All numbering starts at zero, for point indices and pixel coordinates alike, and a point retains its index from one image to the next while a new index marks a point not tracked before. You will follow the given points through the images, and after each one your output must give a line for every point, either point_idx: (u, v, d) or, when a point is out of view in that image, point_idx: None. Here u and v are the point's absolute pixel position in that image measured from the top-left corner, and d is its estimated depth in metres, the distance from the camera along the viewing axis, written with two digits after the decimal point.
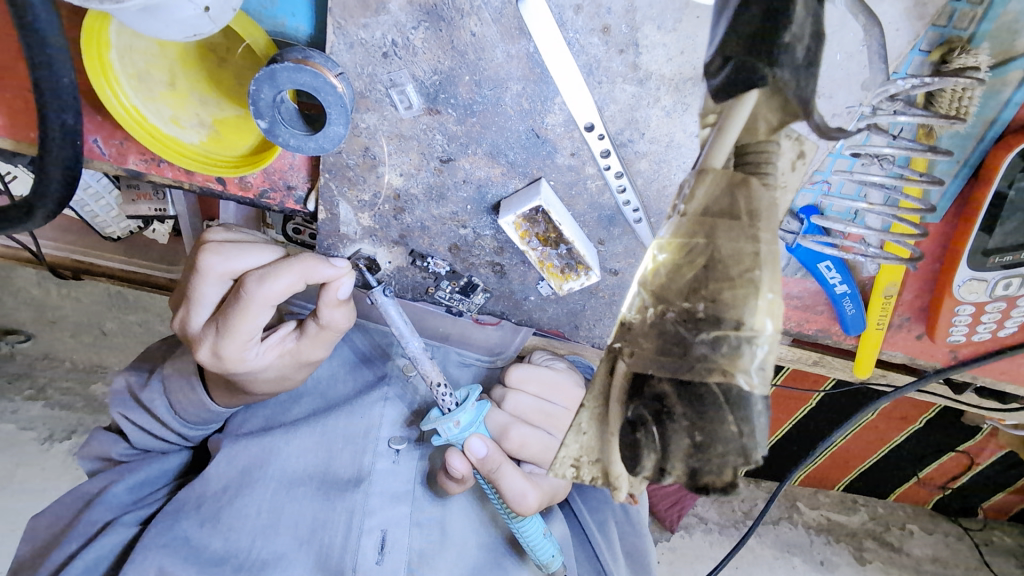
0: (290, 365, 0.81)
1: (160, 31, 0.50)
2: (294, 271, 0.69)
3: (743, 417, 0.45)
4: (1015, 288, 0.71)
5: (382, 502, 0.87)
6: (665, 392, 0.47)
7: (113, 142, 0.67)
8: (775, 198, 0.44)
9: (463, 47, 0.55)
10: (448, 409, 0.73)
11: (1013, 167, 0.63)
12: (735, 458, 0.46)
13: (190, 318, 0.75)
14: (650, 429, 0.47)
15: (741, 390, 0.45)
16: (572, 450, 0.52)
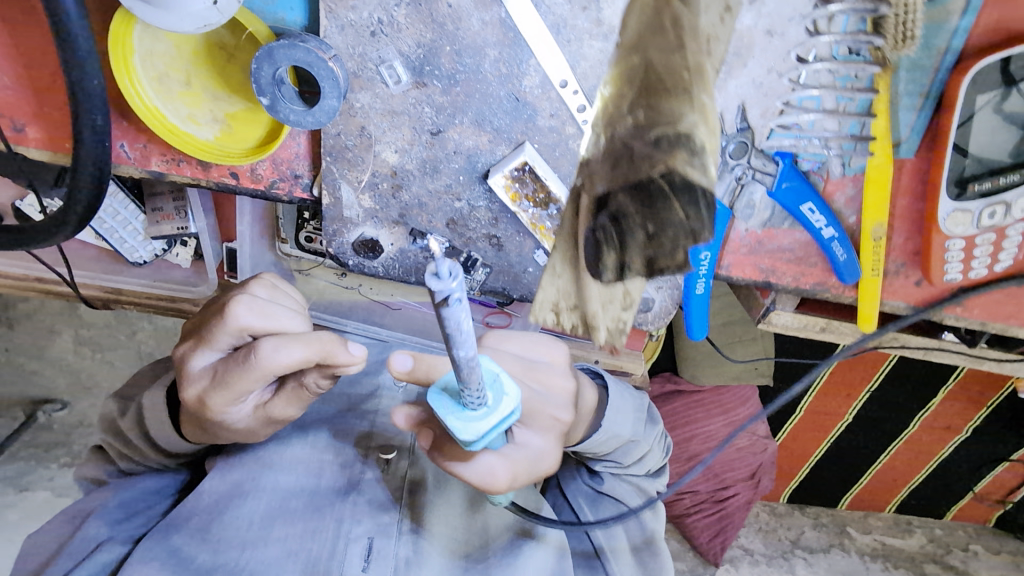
0: (263, 420, 0.77)
1: (175, 26, 0.58)
2: (311, 348, 0.68)
3: (691, 203, 0.48)
4: (1000, 217, 0.73)
5: (368, 513, 0.84)
6: (623, 204, 0.50)
7: (137, 145, 0.73)
8: (698, 69, 0.50)
9: (441, 19, 0.61)
10: (471, 408, 0.53)
11: (970, 92, 0.66)
12: (684, 235, 0.50)
13: (191, 358, 0.75)
14: (608, 229, 0.51)
15: (685, 177, 0.48)
16: (550, 294, 0.58)
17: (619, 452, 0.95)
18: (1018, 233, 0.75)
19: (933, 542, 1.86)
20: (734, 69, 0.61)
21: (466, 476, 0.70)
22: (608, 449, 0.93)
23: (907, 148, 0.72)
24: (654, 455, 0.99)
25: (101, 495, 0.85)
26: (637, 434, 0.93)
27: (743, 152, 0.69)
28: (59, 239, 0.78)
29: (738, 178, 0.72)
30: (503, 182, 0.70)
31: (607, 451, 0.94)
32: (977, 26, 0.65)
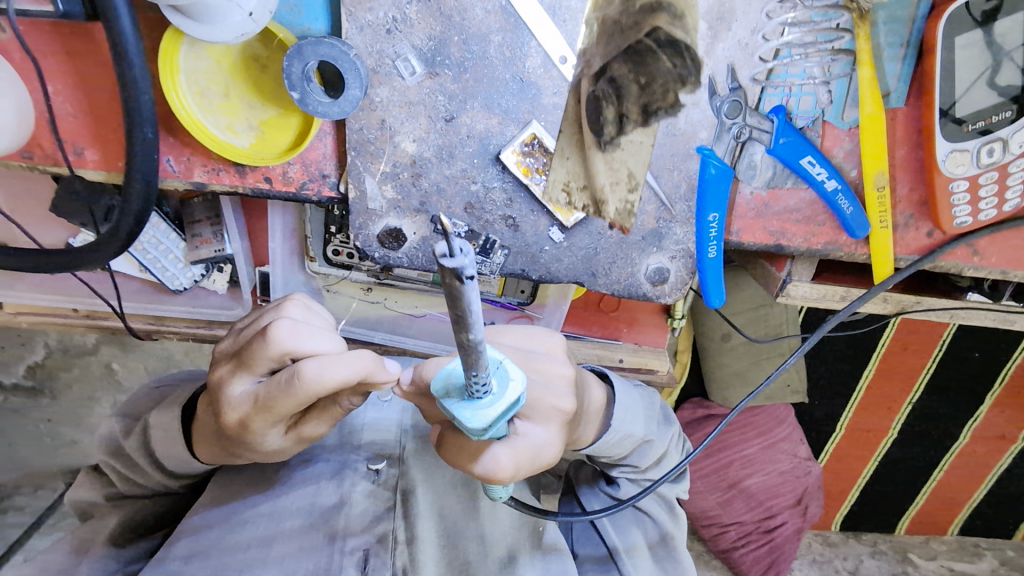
0: (295, 439, 0.79)
1: (215, 37, 0.65)
2: (351, 369, 0.68)
3: (674, 51, 0.62)
4: (999, 154, 0.73)
5: (366, 523, 0.88)
6: (618, 69, 0.59)
7: (182, 159, 0.80)
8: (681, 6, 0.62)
9: (449, 12, 0.68)
10: (478, 395, 0.54)
11: (949, 37, 0.69)
12: (671, 83, 0.63)
13: (229, 384, 0.74)
14: (604, 89, 0.58)
15: (666, 37, 0.60)
16: (563, 175, 0.64)
17: (637, 457, 0.96)
18: (1022, 168, 0.75)
19: (1005, 563, 1.97)
20: (720, 32, 0.70)
21: (475, 470, 0.71)
22: (624, 451, 0.94)
23: (896, 97, 0.75)
24: (673, 461, 1.01)
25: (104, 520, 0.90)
26: (651, 432, 0.95)
27: (738, 111, 0.73)
28: (101, 261, 0.85)
29: (736, 137, 0.75)
30: (514, 157, 0.75)
31: (623, 455, 0.95)
32: None
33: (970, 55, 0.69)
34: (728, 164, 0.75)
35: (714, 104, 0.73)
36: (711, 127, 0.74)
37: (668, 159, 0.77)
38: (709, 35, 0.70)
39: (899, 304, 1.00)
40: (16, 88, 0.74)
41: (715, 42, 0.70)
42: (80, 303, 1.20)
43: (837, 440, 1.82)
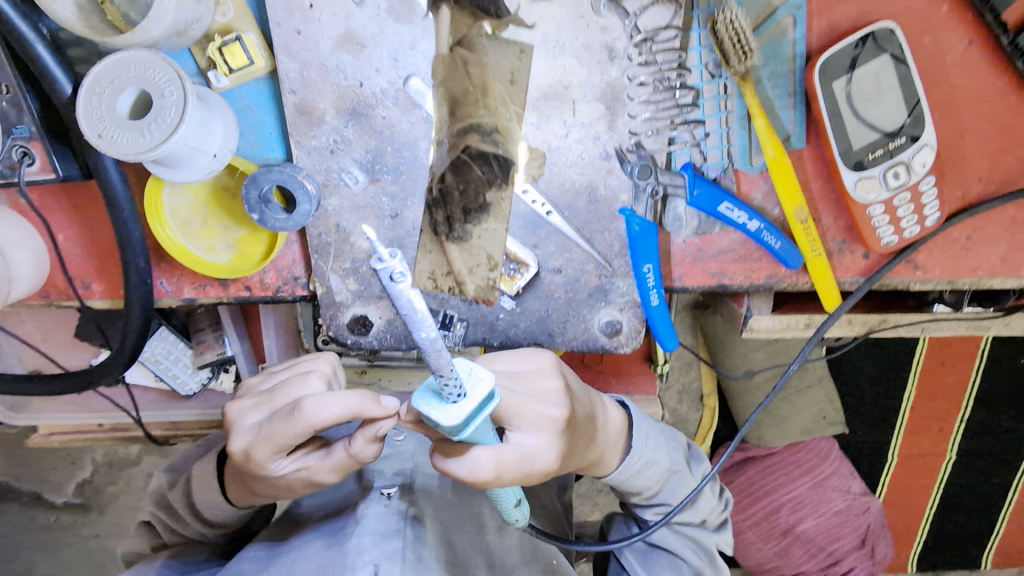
0: (303, 483, 0.80)
1: (186, 177, 0.76)
2: (347, 404, 0.71)
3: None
4: (905, 175, 0.80)
5: (373, 541, 0.78)
6: (446, 180, 0.79)
7: (173, 280, 0.91)
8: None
9: (380, 129, 0.78)
10: (448, 396, 0.55)
11: (828, 83, 0.77)
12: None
13: (241, 415, 0.79)
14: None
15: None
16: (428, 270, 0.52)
17: (670, 492, 0.96)
18: (931, 187, 0.81)
19: None
20: (617, 110, 0.77)
21: (456, 473, 0.66)
22: (654, 485, 0.94)
23: (797, 139, 0.82)
24: (709, 503, 1.00)
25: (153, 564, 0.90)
26: (677, 463, 0.96)
27: (648, 173, 0.80)
28: (114, 376, 0.95)
29: (652, 195, 0.81)
30: None
31: (654, 491, 0.94)
32: (813, 33, 0.78)
33: (848, 93, 0.77)
34: (650, 220, 0.81)
35: (628, 170, 0.80)
36: (630, 189, 0.81)
37: (598, 223, 0.84)
38: (607, 115, 0.77)
39: (868, 325, 1.01)
40: (33, 241, 0.86)
41: (614, 118, 0.77)
42: (110, 416, 1.30)
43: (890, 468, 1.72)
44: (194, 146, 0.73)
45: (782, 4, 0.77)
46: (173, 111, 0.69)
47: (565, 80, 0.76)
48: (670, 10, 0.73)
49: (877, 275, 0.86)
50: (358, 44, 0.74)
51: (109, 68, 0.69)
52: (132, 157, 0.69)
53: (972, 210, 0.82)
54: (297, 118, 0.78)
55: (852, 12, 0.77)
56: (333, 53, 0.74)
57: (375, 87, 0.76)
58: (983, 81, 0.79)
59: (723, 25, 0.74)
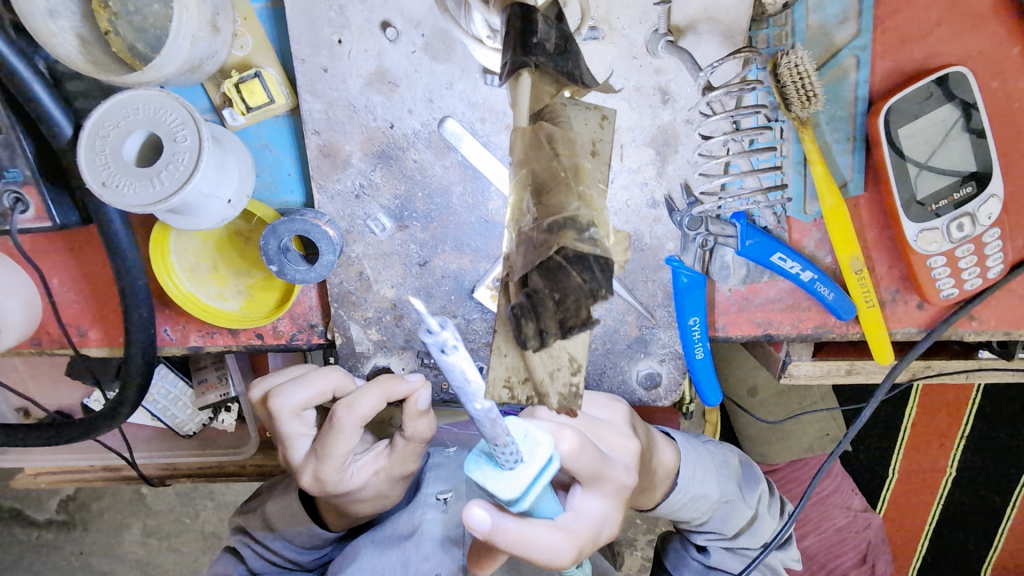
0: (386, 481, 0.82)
1: (197, 225, 0.69)
2: (376, 390, 0.73)
3: (588, 269, 0.34)
4: (969, 228, 0.75)
5: (433, 547, 0.81)
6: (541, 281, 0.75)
7: (178, 327, 0.84)
8: (572, 135, 0.38)
9: (410, 173, 0.72)
10: (505, 464, 0.48)
11: (891, 129, 0.72)
12: (587, 299, 0.33)
13: (288, 452, 0.79)
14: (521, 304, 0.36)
15: (579, 249, 0.34)
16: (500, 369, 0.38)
17: (721, 519, 0.91)
18: (995, 239, 0.77)
19: None
20: (668, 156, 0.71)
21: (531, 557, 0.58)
22: (704, 514, 0.89)
23: (855, 186, 0.77)
24: (767, 525, 0.94)
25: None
26: (732, 493, 0.90)
27: (700, 223, 0.73)
28: (119, 423, 0.85)
29: (702, 246, 0.75)
30: (488, 292, 0.77)
31: (703, 520, 0.90)
32: (875, 76, 0.74)
33: (910, 140, 0.73)
34: (699, 271, 0.76)
35: (675, 219, 0.74)
36: (677, 238, 0.76)
37: (641, 272, 0.78)
38: (657, 160, 0.72)
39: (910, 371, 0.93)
40: (23, 286, 0.78)
41: (665, 164, 0.72)
42: (98, 458, 1.20)
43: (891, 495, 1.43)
44: (208, 194, 0.65)
45: (847, 45, 0.71)
46: (186, 158, 0.62)
47: (615, 124, 0.70)
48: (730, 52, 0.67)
49: (944, 325, 0.81)
50: (390, 83, 0.68)
51: (115, 110, 0.62)
52: (139, 210, 0.62)
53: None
54: (321, 160, 0.71)
55: (917, 56, 0.73)
56: (362, 93, 0.68)
57: (407, 128, 0.70)
58: None
59: (785, 68, 0.67)
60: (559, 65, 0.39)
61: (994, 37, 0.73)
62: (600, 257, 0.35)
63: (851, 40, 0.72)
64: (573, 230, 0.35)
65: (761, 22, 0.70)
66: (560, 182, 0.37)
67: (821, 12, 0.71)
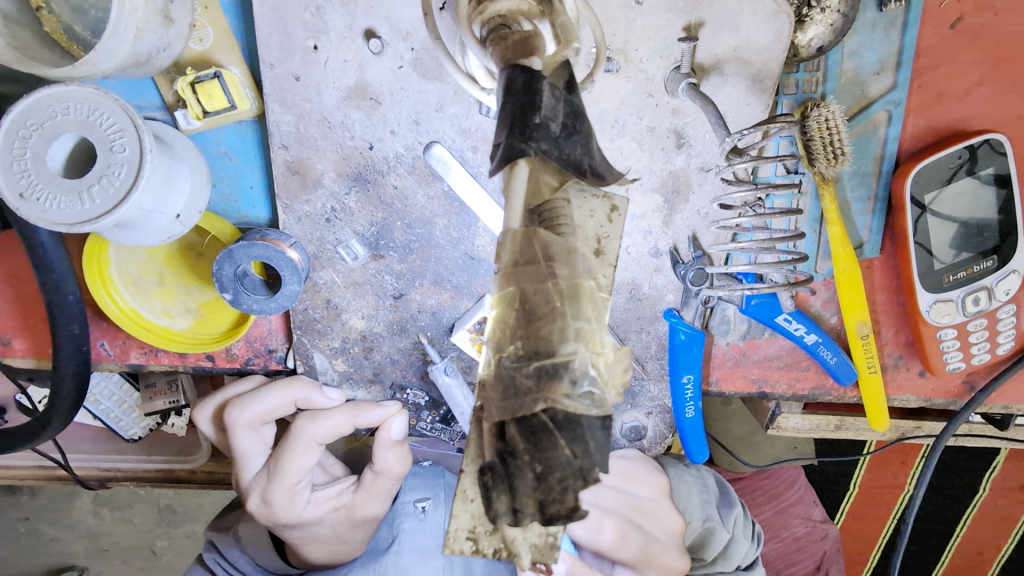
0: (345, 522, 0.72)
1: (140, 241, 0.60)
2: (345, 413, 0.67)
3: (579, 440, 0.34)
4: (985, 302, 0.71)
5: (413, 560, 0.74)
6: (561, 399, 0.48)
7: (117, 342, 0.76)
8: (573, 243, 0.36)
9: (389, 200, 0.64)
10: None
11: (916, 193, 0.67)
12: (575, 480, 0.34)
13: (239, 471, 0.70)
14: (495, 470, 0.36)
15: (570, 411, 0.34)
16: (464, 520, 0.38)
17: (695, 541, 0.83)
18: (1010, 315, 0.72)
19: None
20: (676, 205, 0.65)
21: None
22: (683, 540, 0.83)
23: (870, 248, 0.71)
24: (743, 550, 0.84)
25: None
26: (711, 517, 0.82)
27: (705, 278, 0.65)
28: (46, 439, 0.76)
29: (704, 303, 0.67)
30: (468, 336, 0.69)
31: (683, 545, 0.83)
32: (906, 133, 0.67)
33: (936, 204, 0.67)
34: (699, 328, 0.68)
35: (679, 272, 0.65)
36: (678, 290, 0.70)
37: (636, 321, 0.72)
38: (664, 208, 0.66)
39: (898, 430, 0.87)
40: None
41: (673, 213, 0.66)
42: (36, 457, 1.12)
43: (851, 503, 1.30)
44: (150, 210, 0.56)
45: (881, 98, 0.65)
46: (122, 171, 0.53)
47: (623, 165, 0.63)
48: (756, 99, 0.60)
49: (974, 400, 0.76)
50: (372, 100, 0.60)
51: (40, 107, 0.52)
52: (65, 228, 0.53)
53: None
54: (287, 178, 0.63)
55: (953, 115, 0.67)
56: (339, 108, 0.60)
57: (388, 151, 0.62)
58: None
59: (815, 124, 0.60)
60: (564, 152, 0.35)
61: None
62: (593, 419, 0.35)
63: (886, 93, 0.65)
64: (565, 382, 0.35)
65: (791, 66, 0.64)
66: (551, 306, 0.35)
67: (856, 59, 0.64)
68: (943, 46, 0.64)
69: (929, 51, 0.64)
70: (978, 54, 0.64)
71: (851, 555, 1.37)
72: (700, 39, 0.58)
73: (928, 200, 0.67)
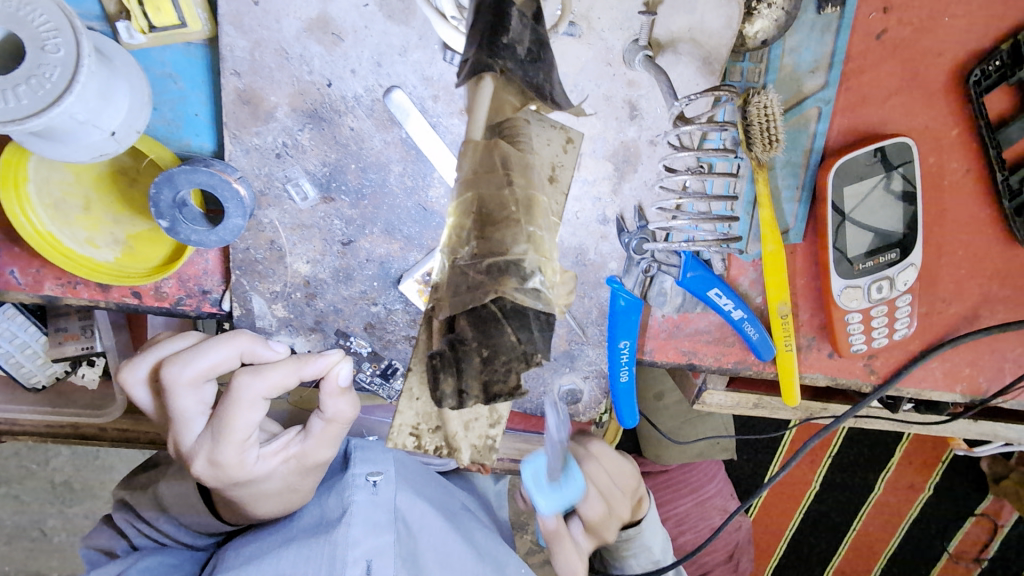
0: (296, 472, 0.70)
1: (67, 156, 0.56)
2: (289, 368, 0.65)
3: (523, 328, 0.38)
4: (887, 290, 0.78)
5: (364, 532, 0.68)
6: (462, 328, 0.39)
7: (30, 271, 0.71)
8: (528, 159, 0.41)
9: (344, 140, 0.64)
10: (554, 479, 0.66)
11: (839, 186, 0.73)
12: (519, 362, 0.38)
13: (179, 434, 0.66)
14: (444, 355, 0.39)
15: (517, 302, 0.38)
16: (409, 417, 0.44)
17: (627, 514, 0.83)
18: (906, 304, 0.81)
19: None
20: (626, 174, 0.69)
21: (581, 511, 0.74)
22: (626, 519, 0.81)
23: (796, 234, 0.77)
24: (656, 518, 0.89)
25: (113, 569, 0.70)
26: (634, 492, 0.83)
27: (644, 250, 0.70)
28: None
29: (645, 272, 0.72)
30: (416, 286, 0.70)
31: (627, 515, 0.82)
32: (833, 130, 0.74)
33: (856, 200, 0.74)
34: (638, 296, 0.72)
35: (623, 240, 0.70)
36: (621, 258, 0.73)
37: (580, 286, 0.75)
38: (614, 176, 0.69)
39: (807, 410, 0.94)
40: None
41: (622, 182, 0.69)
42: None
43: (763, 497, 1.38)
44: (82, 122, 0.53)
45: (814, 95, 0.71)
46: (54, 74, 0.50)
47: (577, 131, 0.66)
48: (704, 80, 0.64)
49: (888, 387, 0.84)
50: (334, 35, 0.59)
51: None
52: None
53: (949, 340, 0.83)
54: (237, 107, 0.61)
55: (875, 118, 0.74)
56: (298, 39, 0.59)
57: (347, 90, 0.61)
58: (972, 210, 0.79)
59: (755, 108, 0.64)
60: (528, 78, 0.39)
61: (943, 116, 0.74)
62: (538, 312, 0.39)
63: (819, 90, 0.71)
64: (514, 278, 0.38)
65: (738, 55, 0.69)
66: (504, 210, 0.39)
67: (796, 56, 0.70)
68: (870, 54, 0.71)
69: (857, 57, 0.71)
70: (896, 64, 0.72)
71: (759, 548, 1.45)
72: (658, 15, 0.61)
73: (846, 197, 0.74)
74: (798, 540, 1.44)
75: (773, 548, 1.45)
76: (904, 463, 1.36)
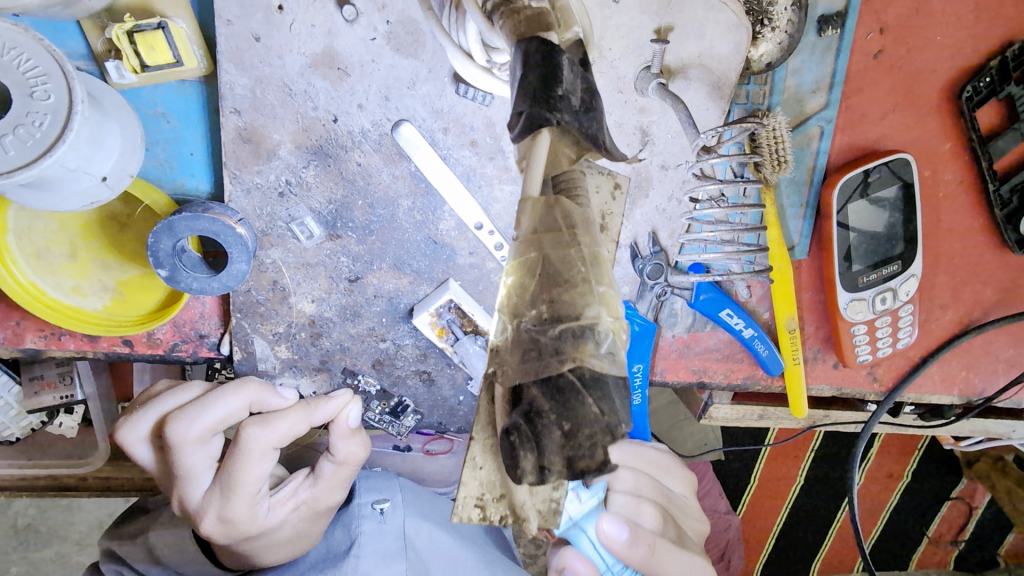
0: (307, 519, 0.66)
1: (56, 205, 0.52)
2: (298, 416, 0.62)
3: (604, 398, 0.39)
4: (890, 301, 0.79)
5: (375, 564, 0.67)
6: (535, 398, 0.39)
7: (9, 323, 0.66)
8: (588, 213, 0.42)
9: (351, 176, 0.61)
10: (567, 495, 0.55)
11: (842, 202, 0.74)
12: (604, 435, 0.39)
13: (184, 490, 0.62)
14: (523, 430, 0.38)
15: (595, 369, 0.40)
16: (473, 488, 0.42)
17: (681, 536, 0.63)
18: (909, 313, 0.82)
19: None
20: (637, 199, 0.68)
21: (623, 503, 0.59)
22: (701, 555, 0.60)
23: (801, 250, 0.78)
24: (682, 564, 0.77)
25: None
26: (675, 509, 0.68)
27: (660, 273, 0.70)
28: None
29: (658, 296, 0.73)
30: (428, 320, 0.67)
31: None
32: (834, 148, 0.75)
33: (858, 214, 0.75)
34: (651, 320, 0.71)
35: (637, 266, 0.70)
36: (633, 282, 0.72)
37: None
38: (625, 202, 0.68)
39: (811, 418, 0.95)
40: None
41: (633, 207, 0.69)
42: None
43: (751, 493, 1.40)
44: (73, 170, 0.49)
45: (816, 114, 0.72)
46: (45, 121, 0.46)
47: None
48: (713, 105, 0.64)
49: (891, 392, 0.85)
50: (339, 70, 0.57)
51: None
52: None
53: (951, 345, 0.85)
54: (238, 146, 0.58)
55: (873, 134, 0.75)
56: (302, 75, 0.57)
57: (353, 125, 0.59)
58: (965, 219, 0.81)
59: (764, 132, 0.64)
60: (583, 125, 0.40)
61: (937, 131, 0.76)
62: (613, 378, 0.40)
63: (821, 110, 0.72)
64: (590, 343, 0.40)
65: (744, 78, 0.69)
66: (572, 268, 0.40)
67: (798, 77, 0.70)
68: (868, 73, 0.72)
69: (855, 77, 0.72)
70: (893, 83, 0.73)
71: (749, 549, 1.45)
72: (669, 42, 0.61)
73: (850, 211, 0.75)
74: (791, 539, 1.45)
75: (760, 549, 1.45)
76: (897, 460, 1.39)
